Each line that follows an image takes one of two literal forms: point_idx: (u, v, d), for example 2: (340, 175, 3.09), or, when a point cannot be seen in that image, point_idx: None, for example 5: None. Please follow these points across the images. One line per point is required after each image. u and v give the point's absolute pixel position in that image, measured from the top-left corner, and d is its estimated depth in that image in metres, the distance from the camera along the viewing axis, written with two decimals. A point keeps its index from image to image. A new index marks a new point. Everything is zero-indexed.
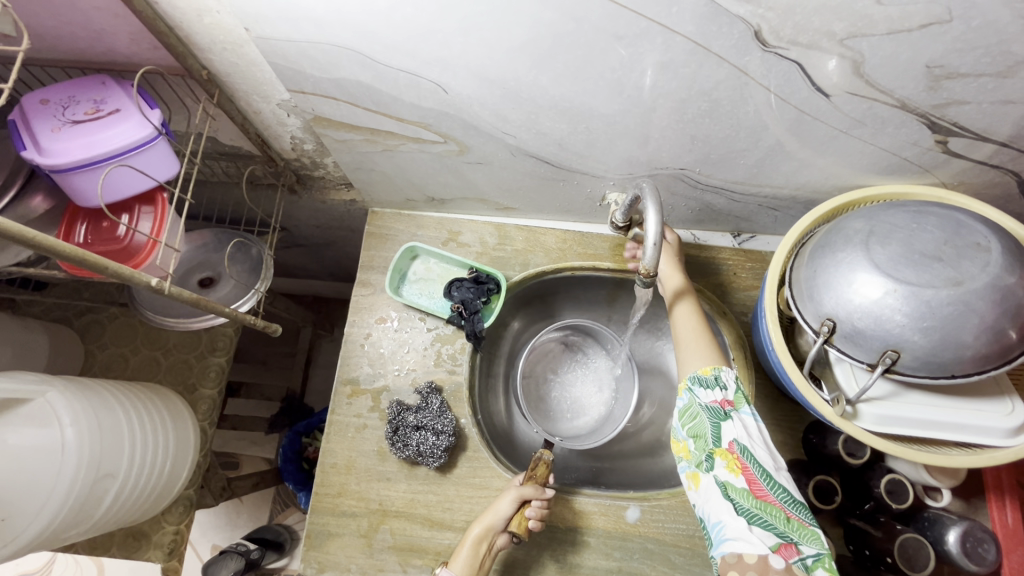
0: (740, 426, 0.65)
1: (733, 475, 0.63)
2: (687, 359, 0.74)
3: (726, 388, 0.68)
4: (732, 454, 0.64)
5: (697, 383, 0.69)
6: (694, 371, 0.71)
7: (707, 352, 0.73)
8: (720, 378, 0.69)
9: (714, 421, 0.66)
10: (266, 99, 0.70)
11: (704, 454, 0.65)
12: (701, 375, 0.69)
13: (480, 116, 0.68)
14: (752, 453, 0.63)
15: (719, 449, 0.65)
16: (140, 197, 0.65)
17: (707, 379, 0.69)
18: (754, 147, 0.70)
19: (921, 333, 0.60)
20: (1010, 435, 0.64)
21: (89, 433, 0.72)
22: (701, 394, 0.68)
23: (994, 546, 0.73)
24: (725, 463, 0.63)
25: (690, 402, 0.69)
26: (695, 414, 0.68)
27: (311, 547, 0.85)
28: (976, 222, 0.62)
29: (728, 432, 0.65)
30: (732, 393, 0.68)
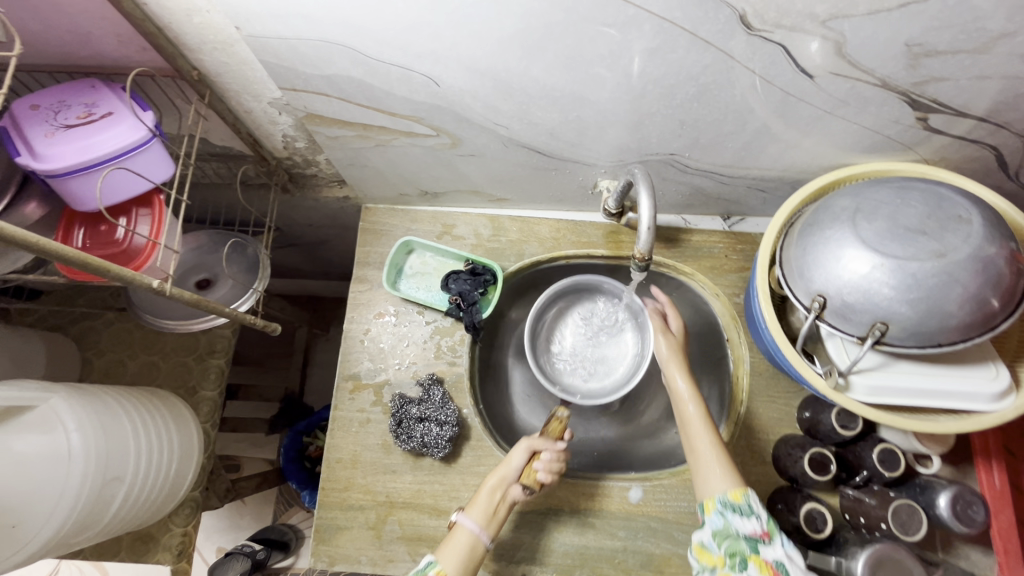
0: (781, 548, 0.66)
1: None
2: (709, 474, 0.74)
3: (759, 517, 0.68)
4: (769, 566, 0.65)
5: (727, 507, 0.70)
6: (723, 494, 0.71)
7: (726, 467, 0.74)
8: (753, 506, 0.69)
9: (751, 546, 0.67)
10: (257, 98, 0.70)
11: (740, 558, 0.67)
12: (734, 502, 0.70)
13: (472, 109, 0.68)
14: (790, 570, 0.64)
15: (755, 556, 0.66)
16: (137, 199, 0.65)
17: (740, 507, 0.69)
18: (742, 130, 0.72)
19: (908, 305, 0.62)
20: (996, 400, 0.67)
21: (95, 437, 0.72)
22: (736, 522, 0.69)
23: (983, 508, 0.76)
24: (760, 570, 0.65)
25: (724, 526, 0.69)
26: (728, 537, 0.69)
27: (321, 541, 0.87)
28: (958, 195, 0.64)
29: (768, 551, 0.66)
30: (767, 521, 0.68)
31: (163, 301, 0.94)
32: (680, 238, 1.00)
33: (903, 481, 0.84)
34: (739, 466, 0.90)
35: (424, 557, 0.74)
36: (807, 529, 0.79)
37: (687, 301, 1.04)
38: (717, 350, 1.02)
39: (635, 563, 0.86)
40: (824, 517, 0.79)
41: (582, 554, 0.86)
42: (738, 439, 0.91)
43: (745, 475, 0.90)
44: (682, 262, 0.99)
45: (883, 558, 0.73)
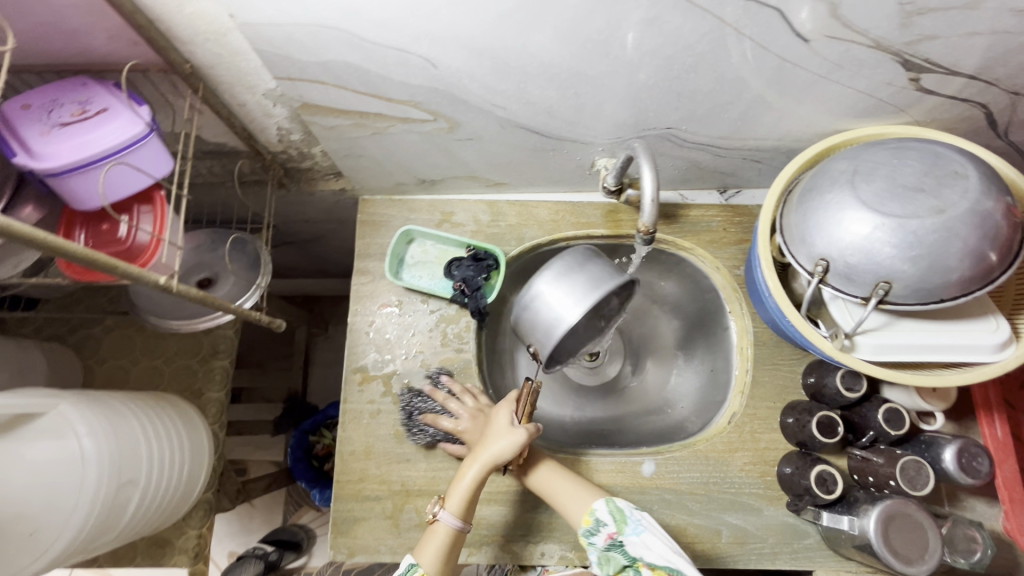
0: (636, 535, 0.78)
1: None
2: (573, 502, 0.82)
3: (607, 522, 0.79)
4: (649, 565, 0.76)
5: (590, 534, 0.79)
6: (581, 524, 0.80)
7: (583, 491, 0.83)
8: (599, 518, 0.79)
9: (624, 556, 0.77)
10: (251, 90, 0.70)
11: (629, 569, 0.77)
12: (586, 526, 0.79)
13: (469, 90, 0.68)
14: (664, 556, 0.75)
15: (640, 562, 0.76)
16: (137, 196, 0.64)
17: (592, 527, 0.79)
18: (738, 100, 0.72)
19: (910, 262, 0.63)
20: (998, 351, 0.68)
21: (106, 442, 0.71)
22: (596, 541, 0.79)
23: (987, 459, 0.78)
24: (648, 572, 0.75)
25: (598, 554, 0.78)
26: (609, 558, 0.78)
27: (339, 534, 0.87)
28: (953, 152, 0.66)
29: (637, 548, 0.77)
30: (613, 524, 0.79)
31: (167, 298, 0.94)
32: (678, 213, 1.00)
33: (908, 439, 0.86)
34: (748, 434, 0.91)
35: (406, 558, 0.77)
36: (819, 491, 0.81)
37: (689, 276, 1.05)
38: (719, 323, 1.03)
39: None
40: (834, 478, 0.81)
41: None
42: (745, 408, 0.93)
43: (754, 443, 0.91)
44: (682, 238, 0.99)
45: (895, 514, 0.74)
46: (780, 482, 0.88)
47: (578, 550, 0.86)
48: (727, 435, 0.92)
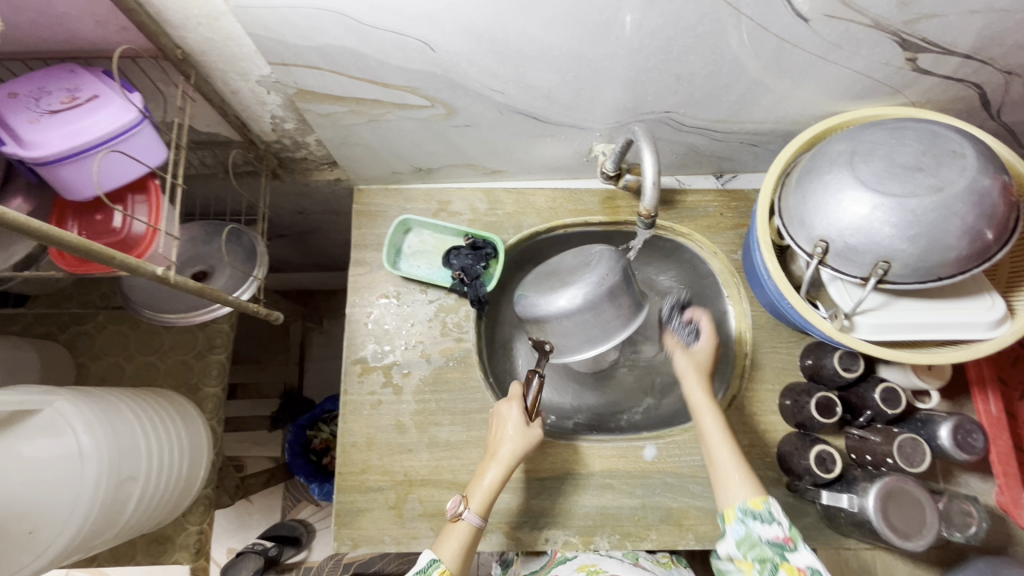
0: (809, 554, 0.66)
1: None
2: (729, 485, 0.74)
3: (781, 523, 0.68)
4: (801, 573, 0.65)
5: (750, 516, 0.70)
6: (745, 503, 0.71)
7: (752, 478, 0.74)
8: (773, 513, 0.69)
9: (774, 555, 0.67)
10: (244, 76, 0.68)
11: (770, 565, 0.67)
12: (755, 509, 0.70)
13: (468, 74, 0.67)
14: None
15: (786, 564, 0.66)
16: (131, 185, 0.62)
17: (761, 515, 0.70)
18: (736, 82, 0.72)
19: (909, 241, 0.63)
20: (993, 328, 0.69)
21: (105, 438, 0.70)
22: (757, 528, 0.69)
23: (982, 434, 0.79)
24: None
25: (746, 535, 0.70)
26: (754, 544, 0.69)
27: (342, 525, 0.86)
28: (950, 131, 0.66)
29: (797, 558, 0.66)
30: (788, 528, 0.68)
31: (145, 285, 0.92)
32: (675, 199, 1.00)
33: (904, 418, 0.87)
34: (747, 417, 0.92)
35: (425, 554, 0.74)
36: (819, 470, 0.81)
37: (685, 262, 1.06)
38: (716, 308, 1.04)
39: (654, 518, 0.88)
40: (833, 458, 0.82)
41: (603, 514, 0.88)
42: (744, 391, 0.94)
43: (753, 425, 0.92)
44: (679, 223, 1.00)
45: (893, 490, 0.75)
46: (780, 463, 0.89)
47: (582, 534, 0.87)
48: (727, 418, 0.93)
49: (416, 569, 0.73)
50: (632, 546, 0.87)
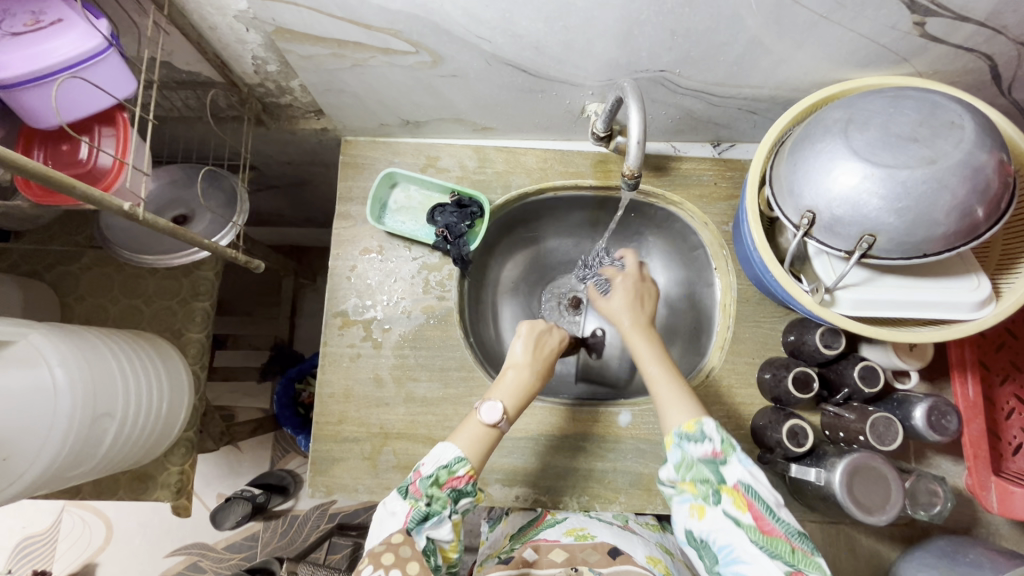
0: (740, 464, 0.64)
1: (742, 511, 0.63)
2: (667, 407, 0.71)
3: (712, 438, 0.66)
4: (737, 491, 0.63)
5: (684, 438, 0.67)
6: (678, 426, 0.68)
7: (684, 398, 0.71)
8: (704, 432, 0.66)
9: (711, 469, 0.65)
10: (220, 10, 0.66)
11: (709, 487, 0.65)
12: (687, 431, 0.67)
13: (451, 18, 0.65)
14: (757, 490, 0.63)
15: (725, 486, 0.64)
16: (99, 117, 0.61)
17: (693, 435, 0.67)
18: (734, 41, 0.69)
19: (895, 215, 0.61)
20: (976, 309, 0.68)
21: (80, 375, 0.71)
22: (691, 449, 0.66)
23: (956, 417, 0.79)
24: (731, 499, 0.63)
25: (682, 457, 0.67)
26: (691, 465, 0.66)
27: (317, 473, 0.88)
28: (951, 102, 0.63)
29: (731, 473, 0.64)
30: (719, 442, 0.66)
31: (133, 228, 0.96)
32: (669, 166, 0.98)
33: (881, 397, 0.87)
34: (725, 389, 0.93)
35: (450, 450, 0.71)
36: (790, 444, 0.82)
37: (675, 230, 1.05)
38: (703, 280, 1.03)
39: (624, 482, 0.89)
40: (805, 432, 0.82)
41: (574, 476, 0.89)
42: (723, 363, 0.93)
43: (731, 398, 0.92)
44: (671, 191, 0.98)
45: (860, 467, 0.76)
46: (753, 435, 0.90)
47: (551, 494, 0.88)
48: (704, 389, 0.93)
49: (440, 464, 0.69)
50: (600, 508, 0.88)
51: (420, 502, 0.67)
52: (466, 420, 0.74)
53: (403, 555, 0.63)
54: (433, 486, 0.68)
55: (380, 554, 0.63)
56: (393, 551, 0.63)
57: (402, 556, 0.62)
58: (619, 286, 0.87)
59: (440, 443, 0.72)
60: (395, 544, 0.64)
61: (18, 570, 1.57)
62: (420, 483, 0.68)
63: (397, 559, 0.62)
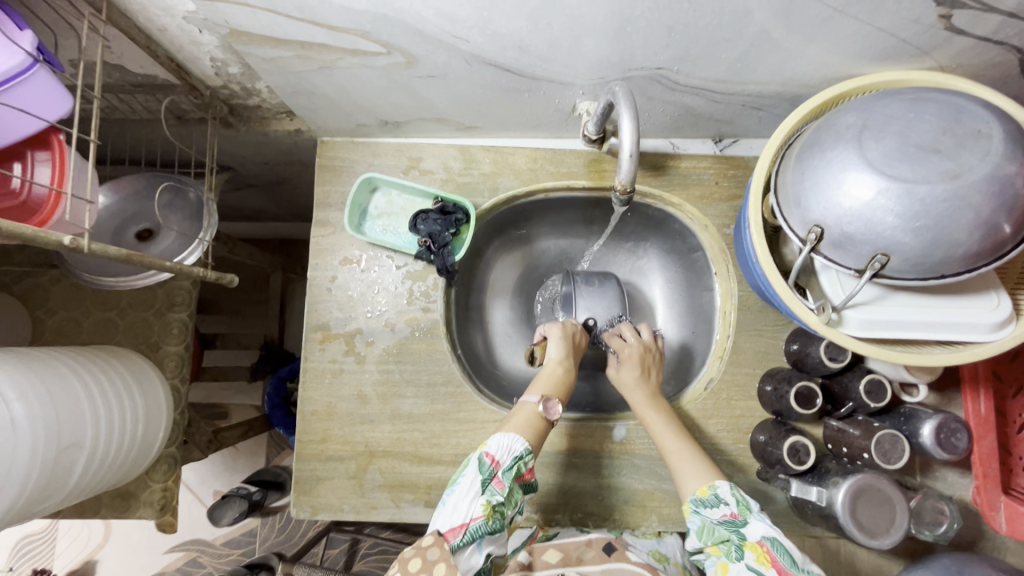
0: (761, 522, 0.66)
1: (765, 567, 0.63)
2: (685, 476, 0.74)
3: (729, 502, 0.69)
4: (760, 547, 0.64)
5: (700, 504, 0.70)
6: (693, 492, 0.71)
7: (701, 464, 0.74)
8: (719, 496, 0.69)
9: (733, 530, 0.67)
10: (167, 12, 0.59)
11: (732, 546, 0.66)
12: (702, 497, 0.70)
13: (423, 17, 0.58)
14: (781, 543, 0.64)
15: (748, 543, 0.65)
16: (30, 140, 0.55)
17: (708, 500, 0.70)
18: (738, 37, 0.62)
19: (912, 234, 0.56)
20: (995, 330, 0.64)
21: (39, 408, 0.67)
22: (709, 515, 0.69)
23: (966, 434, 0.75)
24: (755, 556, 0.64)
25: (702, 525, 0.69)
26: (711, 531, 0.69)
27: (302, 492, 0.86)
28: (977, 106, 0.57)
29: (752, 531, 0.66)
30: (736, 505, 0.68)
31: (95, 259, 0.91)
32: (667, 165, 0.92)
33: (888, 410, 0.83)
34: (724, 401, 0.89)
35: (522, 441, 0.70)
36: (791, 462, 0.78)
37: (674, 230, 0.99)
38: (704, 283, 0.98)
39: (618, 499, 0.86)
40: (808, 449, 0.78)
41: (566, 493, 0.86)
42: (723, 374, 0.89)
43: (730, 410, 0.89)
44: (669, 192, 0.92)
45: (864, 488, 0.72)
46: (753, 449, 0.86)
47: (543, 511, 0.86)
48: (703, 401, 0.89)
49: (515, 456, 0.69)
50: (593, 525, 0.85)
51: (497, 496, 0.67)
52: (519, 408, 0.75)
53: (430, 559, 0.61)
54: (512, 478, 0.69)
55: (408, 559, 0.62)
56: (421, 556, 0.62)
57: (430, 560, 0.61)
58: (625, 355, 0.87)
59: (503, 432, 0.72)
60: (424, 547, 0.63)
61: (19, 568, 1.57)
62: (504, 476, 0.68)
63: (425, 563, 0.61)
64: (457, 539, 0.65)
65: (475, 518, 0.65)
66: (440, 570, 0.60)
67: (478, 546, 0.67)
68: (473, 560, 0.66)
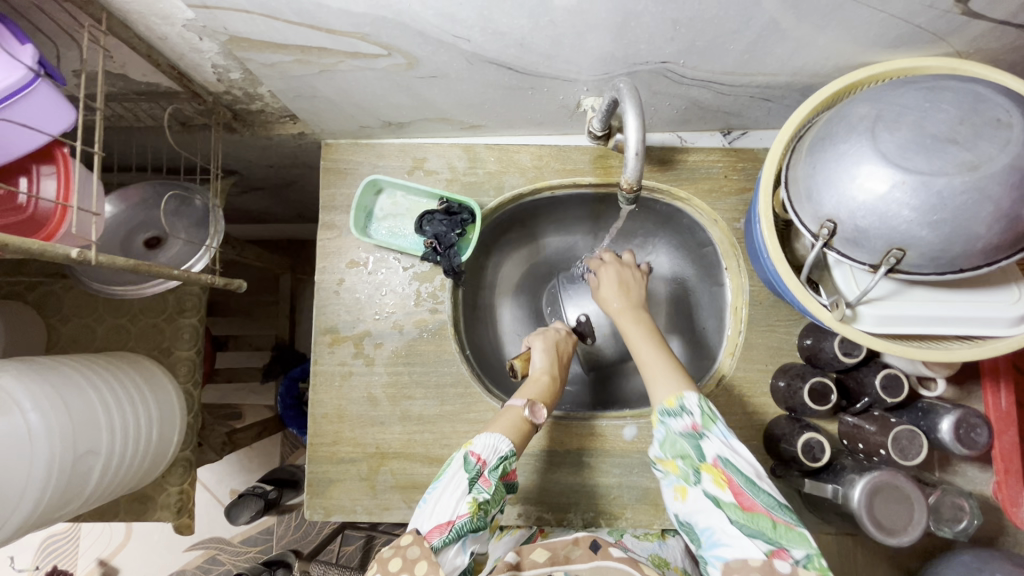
0: (720, 438, 0.63)
1: (722, 489, 0.60)
2: (657, 384, 0.70)
3: (693, 413, 0.65)
4: (717, 467, 0.61)
5: (666, 415, 0.67)
6: (661, 403, 0.68)
7: (673, 372, 0.71)
8: (684, 406, 0.66)
9: (692, 445, 0.64)
10: (167, 21, 0.59)
11: (691, 466, 0.63)
12: (668, 406, 0.67)
13: (423, 18, 0.57)
14: (736, 463, 0.61)
15: (705, 464, 0.62)
16: (35, 154, 0.56)
17: (673, 410, 0.66)
18: (745, 28, 0.61)
19: (929, 228, 0.55)
20: (1016, 324, 0.62)
21: (55, 416, 0.68)
22: (672, 425, 0.66)
23: (987, 429, 0.73)
24: (712, 478, 0.61)
25: (666, 435, 0.66)
26: (674, 443, 0.65)
27: (315, 495, 0.86)
28: (996, 94, 0.55)
29: (709, 448, 0.63)
30: (699, 416, 0.65)
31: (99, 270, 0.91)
32: (675, 159, 0.90)
33: (905, 405, 0.82)
34: (736, 398, 0.88)
35: (507, 442, 0.70)
36: (805, 459, 0.77)
37: (682, 226, 0.98)
38: (714, 277, 0.97)
39: (631, 497, 0.86)
40: (822, 446, 0.77)
41: (578, 492, 0.86)
42: (735, 370, 0.88)
43: (742, 407, 0.88)
44: (678, 186, 0.91)
45: (880, 484, 0.70)
46: (766, 446, 0.85)
47: (555, 510, 0.86)
48: (715, 397, 0.88)
49: (500, 454, 0.69)
50: (606, 524, 0.85)
51: (484, 494, 0.66)
52: (504, 410, 0.75)
53: (410, 557, 0.59)
54: (497, 477, 0.68)
55: (386, 559, 0.59)
56: (401, 556, 0.59)
57: (410, 559, 0.58)
58: (607, 274, 0.89)
59: (488, 432, 0.71)
60: (403, 546, 0.60)
61: (45, 567, 1.60)
62: (488, 474, 0.68)
63: (403, 562, 0.58)
64: (441, 535, 0.62)
65: (461, 515, 0.64)
66: (422, 567, 0.57)
67: (463, 545, 0.64)
68: (459, 559, 0.63)
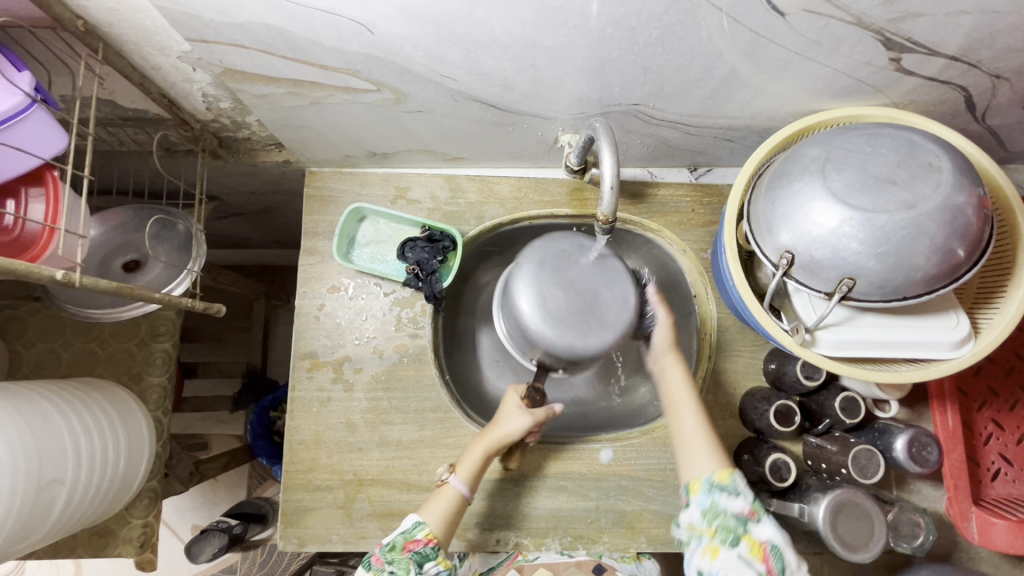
0: (770, 526, 0.65)
1: (756, 561, 0.64)
2: (694, 460, 0.73)
3: (745, 496, 0.67)
4: (760, 547, 0.65)
5: (716, 488, 0.69)
6: (710, 475, 0.70)
7: (716, 451, 0.73)
8: (737, 485, 0.68)
9: (738, 525, 0.66)
10: (163, 52, 0.61)
11: (731, 535, 0.66)
12: (722, 481, 0.69)
13: (413, 59, 0.61)
14: (780, 551, 0.64)
15: (747, 536, 0.65)
16: (24, 177, 0.57)
17: (727, 486, 0.68)
18: (708, 76, 0.67)
19: (876, 259, 0.60)
20: (955, 347, 0.68)
21: (20, 444, 0.66)
22: (722, 500, 0.68)
23: (936, 447, 0.79)
24: (750, 549, 0.65)
25: (710, 504, 0.68)
26: (717, 514, 0.67)
27: (289, 524, 0.85)
28: (928, 141, 0.62)
29: (759, 531, 0.65)
30: (753, 501, 0.67)
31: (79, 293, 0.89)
32: (645, 193, 0.96)
33: (863, 425, 0.86)
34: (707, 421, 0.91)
35: (410, 517, 0.75)
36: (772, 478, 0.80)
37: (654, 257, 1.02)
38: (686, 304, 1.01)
39: (608, 521, 0.87)
40: (788, 467, 0.80)
41: (556, 516, 0.87)
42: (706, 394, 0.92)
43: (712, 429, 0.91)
44: (649, 218, 0.96)
45: (844, 502, 0.74)
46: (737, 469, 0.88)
47: (534, 535, 0.86)
48: None
49: (398, 531, 0.74)
50: (583, 548, 0.86)
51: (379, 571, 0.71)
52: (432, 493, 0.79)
53: None
54: (391, 551, 0.72)
55: None
56: None
57: None
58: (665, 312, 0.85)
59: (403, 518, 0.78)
60: None
61: None
62: (381, 552, 0.73)
63: None
64: None
65: None
66: None
67: None
68: None
